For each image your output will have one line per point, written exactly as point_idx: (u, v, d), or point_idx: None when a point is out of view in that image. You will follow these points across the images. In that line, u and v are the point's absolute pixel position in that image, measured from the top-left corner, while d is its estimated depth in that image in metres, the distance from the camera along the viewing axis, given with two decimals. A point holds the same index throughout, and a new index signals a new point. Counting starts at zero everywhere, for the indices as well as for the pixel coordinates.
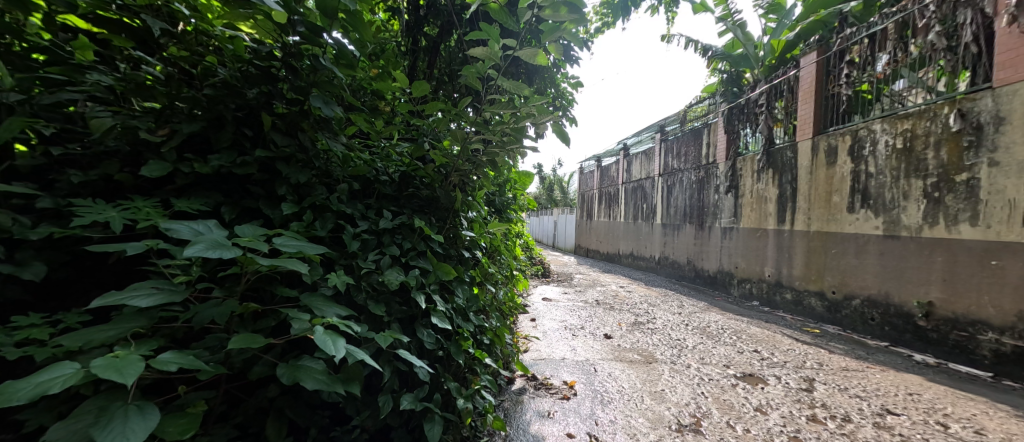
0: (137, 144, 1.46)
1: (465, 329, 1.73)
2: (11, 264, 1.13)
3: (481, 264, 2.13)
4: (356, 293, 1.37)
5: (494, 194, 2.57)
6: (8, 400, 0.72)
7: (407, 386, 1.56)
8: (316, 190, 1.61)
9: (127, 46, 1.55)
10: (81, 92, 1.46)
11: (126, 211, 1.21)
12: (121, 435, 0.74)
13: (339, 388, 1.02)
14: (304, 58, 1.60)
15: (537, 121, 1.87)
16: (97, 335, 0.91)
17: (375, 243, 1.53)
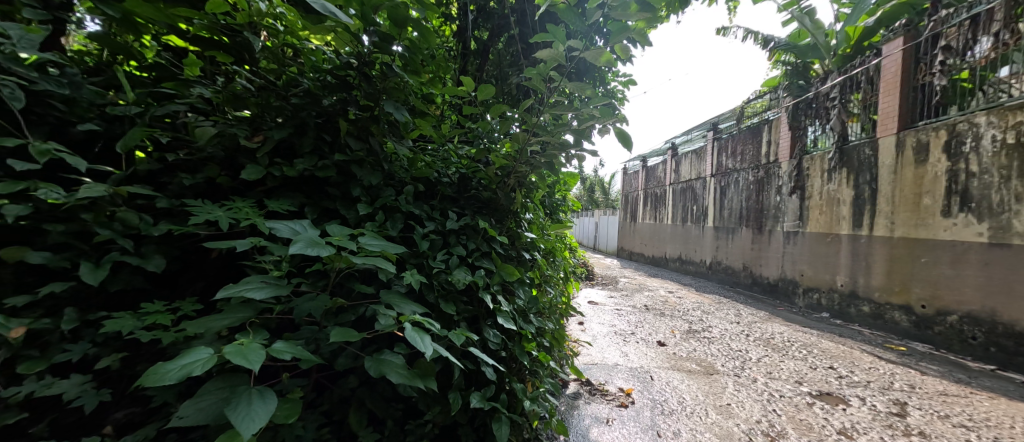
0: (231, 150, 1.61)
1: (528, 330, 1.74)
2: (138, 257, 1.36)
3: (538, 266, 2.08)
4: (427, 291, 1.46)
5: (548, 195, 2.52)
6: (161, 379, 0.86)
7: (474, 385, 1.59)
8: (385, 191, 1.69)
9: (227, 61, 1.68)
10: (186, 104, 1.63)
11: (230, 211, 1.39)
12: (249, 418, 0.90)
13: (419, 384, 1.14)
14: (377, 65, 1.67)
15: (601, 123, 1.85)
16: (218, 322, 1.07)
17: (442, 243, 1.60)
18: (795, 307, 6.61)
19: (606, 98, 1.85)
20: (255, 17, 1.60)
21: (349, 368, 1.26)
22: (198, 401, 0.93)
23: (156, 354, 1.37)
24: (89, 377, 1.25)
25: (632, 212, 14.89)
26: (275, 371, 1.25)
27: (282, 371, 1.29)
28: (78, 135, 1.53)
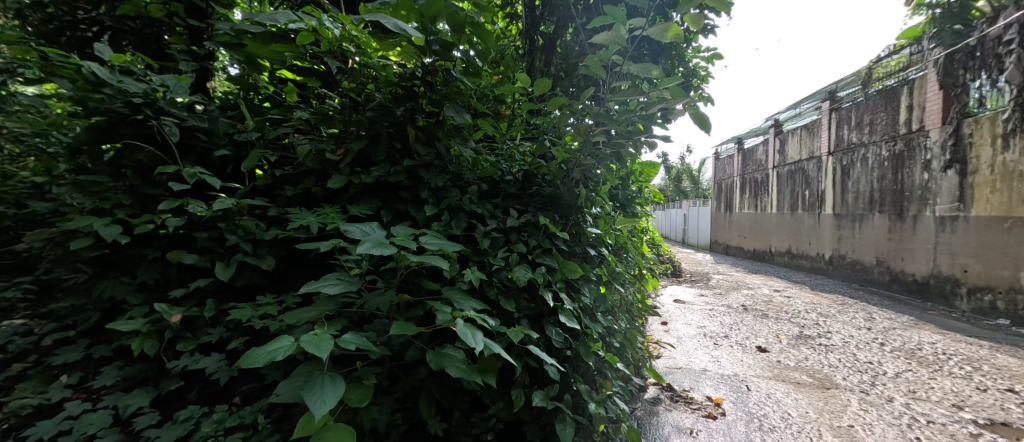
0: (323, 164, 1.83)
1: (594, 330, 1.69)
2: (256, 257, 1.64)
3: (607, 263, 1.99)
4: (488, 288, 1.48)
5: (618, 188, 2.39)
6: (251, 361, 1.02)
7: (538, 383, 1.59)
8: (451, 192, 1.76)
9: (317, 86, 1.88)
10: (292, 127, 1.90)
11: (319, 217, 1.58)
12: (319, 398, 1.01)
13: (476, 379, 1.18)
14: (440, 72, 1.72)
15: (670, 106, 1.70)
16: (305, 314, 1.23)
17: (503, 241, 1.62)
18: (954, 312, 5.31)
19: (678, 77, 1.67)
20: (335, 44, 1.74)
21: (417, 359, 1.34)
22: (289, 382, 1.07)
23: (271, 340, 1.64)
24: (223, 356, 1.52)
25: (724, 201, 13.29)
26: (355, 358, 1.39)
27: (361, 359, 1.43)
28: (214, 159, 1.87)
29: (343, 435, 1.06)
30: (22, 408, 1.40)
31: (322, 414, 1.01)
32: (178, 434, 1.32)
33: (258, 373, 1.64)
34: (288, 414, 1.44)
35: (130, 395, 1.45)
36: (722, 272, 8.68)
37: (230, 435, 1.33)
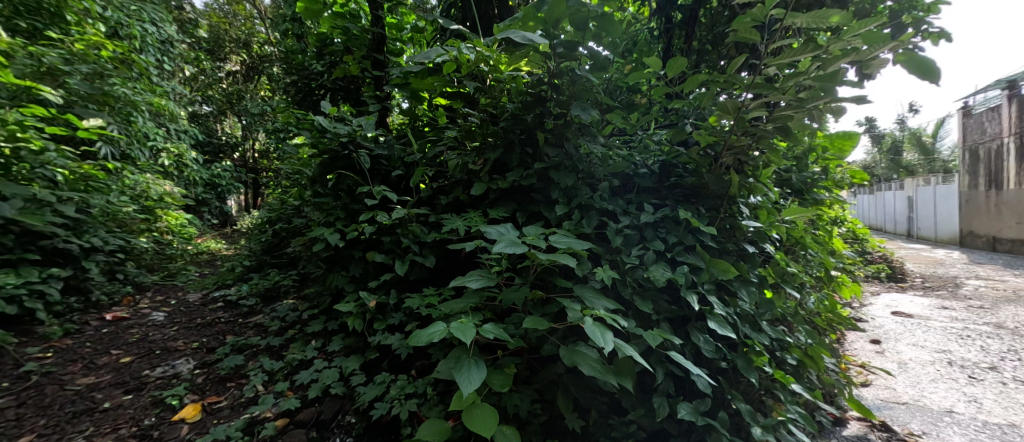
0: (468, 174, 2.03)
1: (758, 341, 1.41)
2: (421, 255, 1.94)
3: (773, 261, 1.64)
4: (621, 288, 1.39)
5: (789, 171, 1.95)
6: (415, 339, 1.13)
7: (686, 394, 1.42)
8: (580, 190, 1.71)
9: (461, 106, 2.08)
10: (444, 145, 2.16)
11: (465, 220, 1.76)
12: (469, 379, 1.06)
13: (612, 380, 1.09)
14: (565, 72, 1.70)
15: (863, 58, 1.27)
16: (454, 306, 1.34)
17: (637, 238, 1.49)
18: None
19: (880, 16, 1.21)
20: (471, 67, 1.86)
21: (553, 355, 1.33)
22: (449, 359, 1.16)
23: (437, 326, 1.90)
24: (403, 336, 1.83)
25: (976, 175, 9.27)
26: (496, 347, 1.48)
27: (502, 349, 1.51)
28: (393, 178, 2.28)
29: (488, 414, 1.09)
30: (292, 360, 1.98)
31: (469, 393, 1.06)
32: (376, 393, 1.64)
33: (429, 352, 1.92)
34: (449, 389, 1.63)
35: (348, 359, 1.88)
36: (986, 274, 6.12)
37: (408, 401, 1.58)
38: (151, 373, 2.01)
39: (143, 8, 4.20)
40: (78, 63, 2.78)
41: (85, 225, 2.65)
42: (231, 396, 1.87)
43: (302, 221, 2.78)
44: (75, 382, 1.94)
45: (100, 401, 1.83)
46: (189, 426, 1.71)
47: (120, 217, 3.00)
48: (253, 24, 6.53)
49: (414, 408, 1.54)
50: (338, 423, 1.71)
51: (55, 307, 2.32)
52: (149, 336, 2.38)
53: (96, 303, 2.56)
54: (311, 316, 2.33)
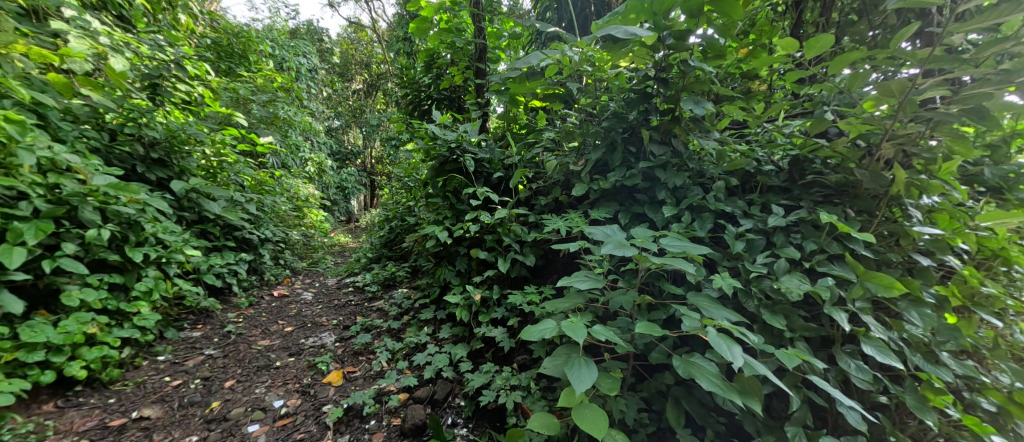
0: (567, 175, 2.02)
1: (934, 375, 1.15)
2: (522, 254, 1.98)
3: (958, 277, 1.31)
4: (744, 299, 1.25)
5: (984, 162, 1.54)
6: (527, 334, 1.12)
7: (828, 427, 1.20)
8: (692, 191, 1.58)
9: (560, 108, 2.07)
10: (543, 147, 2.19)
11: (567, 221, 1.74)
12: (581, 378, 1.02)
13: (738, 400, 0.95)
14: (676, 65, 1.59)
15: None
16: (557, 306, 1.31)
17: (764, 244, 1.33)
18: None
19: None
20: (573, 67, 1.84)
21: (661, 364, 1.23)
22: (553, 359, 1.14)
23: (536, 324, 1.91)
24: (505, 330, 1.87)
25: None
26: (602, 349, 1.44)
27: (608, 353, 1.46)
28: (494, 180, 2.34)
29: (598, 415, 1.05)
30: (411, 342, 2.13)
31: (582, 392, 1.01)
32: (483, 379, 1.67)
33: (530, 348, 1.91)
34: (552, 386, 1.61)
35: (457, 346, 1.97)
36: None
37: (513, 391, 1.60)
38: (307, 341, 2.35)
39: (298, 43, 5.02)
40: (260, 92, 3.41)
41: (262, 220, 3.23)
42: (365, 367, 2.06)
43: (418, 220, 3.10)
44: (257, 342, 2.33)
45: (274, 359, 2.17)
46: (335, 389, 1.92)
47: (281, 213, 3.60)
48: (374, 47, 7.38)
49: (519, 399, 1.55)
50: (450, 404, 1.77)
51: (243, 282, 2.86)
52: (301, 311, 2.80)
53: (267, 281, 3.12)
54: (423, 304, 2.53)
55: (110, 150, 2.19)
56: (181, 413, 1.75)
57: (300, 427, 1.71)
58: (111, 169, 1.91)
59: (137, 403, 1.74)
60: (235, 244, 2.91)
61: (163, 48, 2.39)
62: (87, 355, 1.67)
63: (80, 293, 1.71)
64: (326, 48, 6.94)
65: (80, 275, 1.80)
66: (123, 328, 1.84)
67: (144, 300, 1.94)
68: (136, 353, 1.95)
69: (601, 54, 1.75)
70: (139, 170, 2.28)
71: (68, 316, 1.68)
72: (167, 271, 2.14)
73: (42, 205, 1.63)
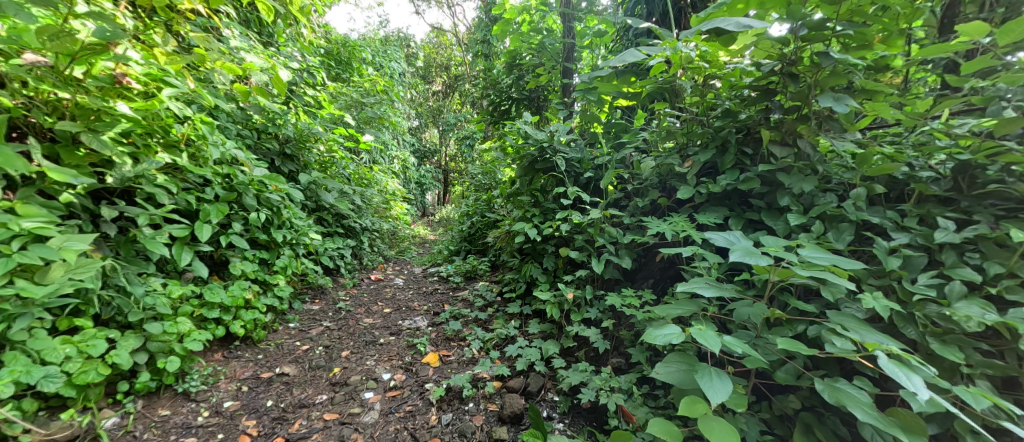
0: (665, 176, 2.10)
1: None
2: (618, 255, 2.23)
3: None
4: (906, 325, 1.20)
5: None
6: (651, 338, 1.21)
7: None
8: (823, 198, 1.51)
9: (663, 107, 1.99)
10: (634, 147, 2.29)
11: (673, 226, 1.82)
12: (714, 389, 1.05)
13: (897, 433, 0.92)
14: (809, 57, 1.50)
15: None
16: (672, 311, 1.39)
17: (926, 261, 1.24)
18: None
19: None
20: (684, 65, 1.77)
21: (787, 384, 1.23)
22: (666, 365, 1.24)
23: (628, 326, 2.18)
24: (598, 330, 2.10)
25: None
26: (725, 362, 1.43)
27: (731, 365, 1.44)
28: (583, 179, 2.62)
29: (726, 430, 1.03)
30: (500, 334, 2.37)
31: (715, 404, 1.04)
32: (580, 378, 1.85)
33: (623, 351, 2.14)
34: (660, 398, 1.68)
35: (547, 343, 2.22)
36: None
37: (614, 393, 1.73)
38: (403, 323, 2.67)
39: (389, 48, 5.27)
40: (370, 96, 3.79)
41: (362, 211, 3.58)
42: (457, 354, 2.31)
43: (503, 216, 3.24)
44: (363, 320, 2.71)
45: (379, 336, 2.53)
46: (433, 369, 2.19)
47: (377, 206, 3.94)
48: (453, 50, 7.90)
49: (620, 402, 1.68)
50: (543, 397, 1.95)
51: (348, 265, 3.28)
52: (395, 295, 3.14)
53: (366, 266, 3.51)
54: (508, 298, 2.79)
55: (259, 146, 2.61)
56: (312, 374, 2.15)
57: (407, 400, 2.00)
58: (257, 162, 2.39)
59: (279, 361, 2.20)
60: (344, 230, 3.31)
61: (295, 60, 2.90)
62: (245, 316, 2.15)
63: (241, 265, 2.21)
64: (412, 53, 7.21)
65: (241, 250, 2.31)
66: (268, 296, 2.35)
67: (281, 273, 2.44)
68: (274, 319, 2.44)
69: (714, 45, 1.66)
70: (277, 163, 2.70)
71: (233, 283, 2.18)
72: (297, 251, 2.64)
73: (220, 191, 2.14)
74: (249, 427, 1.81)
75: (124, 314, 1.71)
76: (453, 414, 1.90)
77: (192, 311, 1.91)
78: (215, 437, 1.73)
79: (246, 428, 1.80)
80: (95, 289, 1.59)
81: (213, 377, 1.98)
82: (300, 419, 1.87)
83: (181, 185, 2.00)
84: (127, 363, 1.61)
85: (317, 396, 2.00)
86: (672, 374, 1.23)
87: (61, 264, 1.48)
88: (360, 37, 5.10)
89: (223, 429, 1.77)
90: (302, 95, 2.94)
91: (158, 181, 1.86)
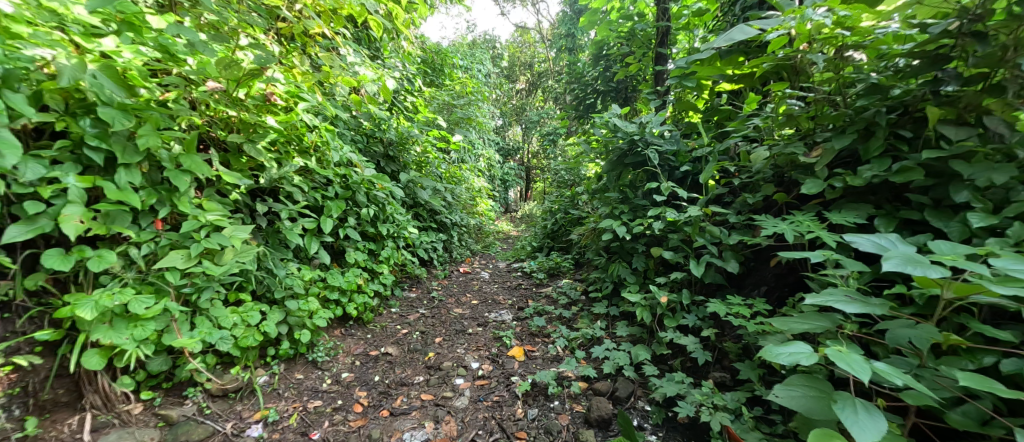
0: (787, 166, 2.05)
1: None
2: (722, 259, 2.14)
3: None
4: None
5: None
6: (774, 356, 1.29)
7: None
8: (1018, 191, 1.37)
9: (782, 87, 2.06)
10: (743, 136, 2.23)
11: (798, 227, 1.82)
12: (859, 424, 1.04)
13: None
14: (1004, 10, 1.40)
15: None
16: (797, 326, 1.41)
17: None
18: None
19: None
20: (814, 36, 1.84)
21: (968, 429, 1.13)
22: (788, 388, 1.25)
23: (733, 337, 2.04)
24: (697, 340, 2.04)
25: None
26: (875, 392, 1.37)
27: (880, 396, 1.35)
28: (678, 174, 2.53)
29: None
30: (585, 335, 2.36)
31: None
32: (677, 390, 1.82)
33: (726, 364, 2.00)
34: (779, 422, 1.62)
35: (636, 348, 2.16)
36: None
37: (718, 412, 1.69)
38: (490, 316, 2.79)
39: (476, 51, 5.51)
40: (460, 97, 4.03)
41: (452, 207, 3.83)
42: (542, 350, 2.37)
43: (587, 213, 3.20)
44: (453, 310, 2.90)
45: (468, 326, 2.68)
46: (519, 362, 2.28)
47: (465, 202, 4.17)
48: (537, 48, 7.99)
49: (726, 422, 1.63)
50: (633, 405, 1.94)
51: (440, 257, 3.53)
52: (482, 288, 3.30)
53: (454, 259, 3.76)
54: (593, 297, 2.76)
55: (368, 149, 2.94)
56: (410, 356, 2.37)
57: (495, 391, 2.10)
58: (366, 164, 2.70)
59: (383, 342, 2.47)
60: (436, 225, 3.57)
61: (398, 69, 3.21)
62: (357, 300, 2.45)
63: (355, 254, 2.52)
64: (498, 53, 7.46)
65: (355, 242, 2.64)
66: (376, 282, 2.66)
67: (385, 262, 2.75)
68: (380, 303, 2.74)
69: (858, 7, 1.68)
70: (382, 164, 3.02)
71: (348, 270, 2.51)
72: (398, 243, 2.96)
73: (339, 189, 2.49)
74: (361, 397, 2.07)
75: (272, 291, 2.08)
76: (539, 410, 1.95)
77: (319, 292, 2.24)
78: (336, 402, 2.02)
79: (360, 398, 2.06)
80: (253, 270, 1.96)
81: (335, 350, 2.30)
82: (401, 396, 2.08)
83: (311, 184, 2.35)
84: (275, 332, 1.95)
85: (414, 377, 2.21)
86: (796, 400, 1.22)
87: (231, 249, 1.85)
88: (450, 43, 5.42)
89: (341, 396, 2.06)
90: (404, 97, 3.29)
91: (295, 182, 2.23)
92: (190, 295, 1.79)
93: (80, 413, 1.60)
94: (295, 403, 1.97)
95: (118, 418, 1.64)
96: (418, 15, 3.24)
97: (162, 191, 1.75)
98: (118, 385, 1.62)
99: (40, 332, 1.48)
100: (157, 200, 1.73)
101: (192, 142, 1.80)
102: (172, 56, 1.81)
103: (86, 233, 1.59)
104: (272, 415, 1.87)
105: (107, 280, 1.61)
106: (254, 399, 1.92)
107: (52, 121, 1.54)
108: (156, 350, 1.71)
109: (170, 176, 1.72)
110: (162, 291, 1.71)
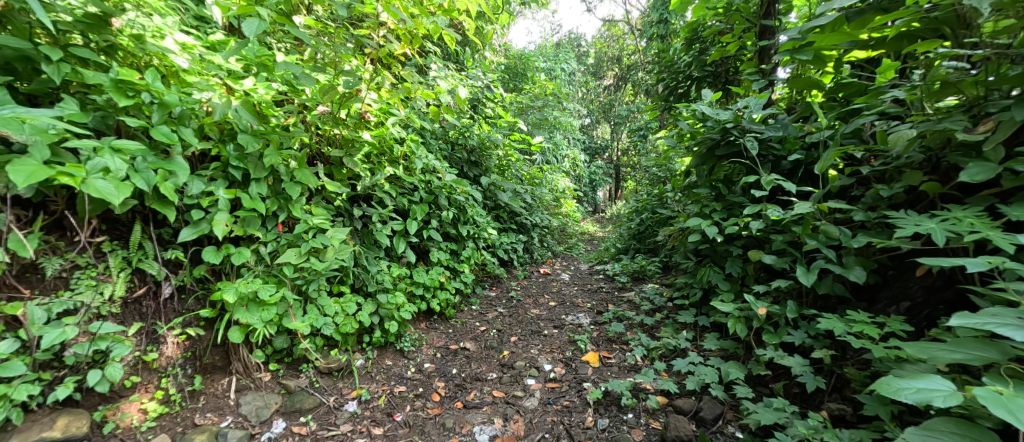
0: (942, 147, 1.60)
1: None
2: (842, 266, 1.76)
3: None
4: None
5: None
6: (896, 392, 1.02)
7: None
8: None
9: (934, 47, 1.60)
10: (878, 113, 1.80)
11: (955, 226, 1.40)
12: None
13: None
14: None
15: None
16: (943, 355, 1.07)
17: None
18: None
19: None
20: None
21: None
22: (928, 436, 0.95)
23: (858, 362, 1.65)
24: (806, 361, 1.70)
25: None
26: None
27: None
28: (786, 165, 2.15)
29: None
30: (667, 345, 2.16)
31: None
32: (774, 419, 1.54)
33: (846, 395, 1.63)
34: None
35: (726, 364, 1.89)
36: None
37: None
38: (566, 318, 2.75)
39: (561, 52, 5.47)
40: (541, 99, 4.06)
41: (534, 209, 3.88)
42: (619, 357, 2.24)
43: (675, 213, 2.93)
44: (531, 310, 2.92)
45: (543, 327, 2.68)
46: (592, 369, 2.19)
47: (547, 203, 4.18)
48: (625, 40, 7.54)
49: None
50: (720, 429, 1.70)
51: (520, 258, 3.61)
52: (561, 289, 3.26)
53: (536, 259, 3.79)
54: (680, 305, 2.51)
55: (452, 156, 3.15)
56: (486, 352, 2.47)
57: (565, 395, 2.05)
58: (449, 170, 2.90)
59: (462, 338, 2.62)
60: (517, 226, 3.66)
61: (479, 78, 3.37)
62: (440, 296, 2.64)
63: (438, 254, 2.74)
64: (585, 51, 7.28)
65: (439, 243, 2.86)
66: (457, 280, 2.83)
67: (465, 262, 2.92)
68: (461, 300, 2.91)
69: None
70: (464, 169, 3.21)
71: (432, 268, 2.72)
72: (479, 244, 3.11)
73: (424, 194, 2.73)
74: (439, 387, 2.22)
75: (366, 285, 2.36)
76: (610, 421, 1.84)
77: (405, 288, 2.48)
78: (417, 389, 2.20)
79: (438, 388, 2.21)
80: (351, 266, 2.26)
81: (420, 341, 2.52)
82: (475, 390, 2.17)
83: (399, 190, 2.61)
84: (368, 321, 2.22)
85: (488, 373, 2.29)
86: None
87: (333, 248, 2.15)
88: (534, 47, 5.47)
89: (422, 384, 2.24)
90: (486, 105, 3.44)
91: (386, 189, 2.51)
92: (303, 286, 2.13)
93: (229, 375, 2.02)
94: (384, 386, 2.20)
95: (253, 383, 2.03)
96: (498, 25, 3.36)
97: (281, 200, 2.13)
98: (253, 356, 2.01)
99: (203, 311, 1.92)
100: (278, 207, 2.11)
101: (304, 158, 2.15)
102: (294, 88, 2.18)
103: (231, 234, 2.00)
104: (365, 395, 2.12)
105: (245, 272, 2.01)
106: (351, 379, 2.21)
107: (210, 147, 1.99)
108: (279, 330, 2.07)
109: (286, 187, 2.08)
110: (282, 282, 2.07)
